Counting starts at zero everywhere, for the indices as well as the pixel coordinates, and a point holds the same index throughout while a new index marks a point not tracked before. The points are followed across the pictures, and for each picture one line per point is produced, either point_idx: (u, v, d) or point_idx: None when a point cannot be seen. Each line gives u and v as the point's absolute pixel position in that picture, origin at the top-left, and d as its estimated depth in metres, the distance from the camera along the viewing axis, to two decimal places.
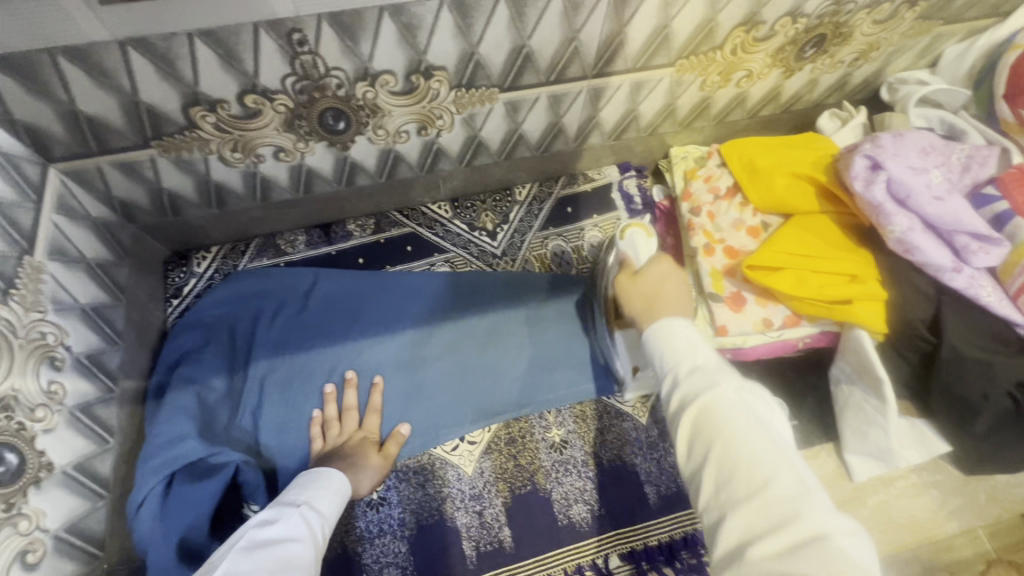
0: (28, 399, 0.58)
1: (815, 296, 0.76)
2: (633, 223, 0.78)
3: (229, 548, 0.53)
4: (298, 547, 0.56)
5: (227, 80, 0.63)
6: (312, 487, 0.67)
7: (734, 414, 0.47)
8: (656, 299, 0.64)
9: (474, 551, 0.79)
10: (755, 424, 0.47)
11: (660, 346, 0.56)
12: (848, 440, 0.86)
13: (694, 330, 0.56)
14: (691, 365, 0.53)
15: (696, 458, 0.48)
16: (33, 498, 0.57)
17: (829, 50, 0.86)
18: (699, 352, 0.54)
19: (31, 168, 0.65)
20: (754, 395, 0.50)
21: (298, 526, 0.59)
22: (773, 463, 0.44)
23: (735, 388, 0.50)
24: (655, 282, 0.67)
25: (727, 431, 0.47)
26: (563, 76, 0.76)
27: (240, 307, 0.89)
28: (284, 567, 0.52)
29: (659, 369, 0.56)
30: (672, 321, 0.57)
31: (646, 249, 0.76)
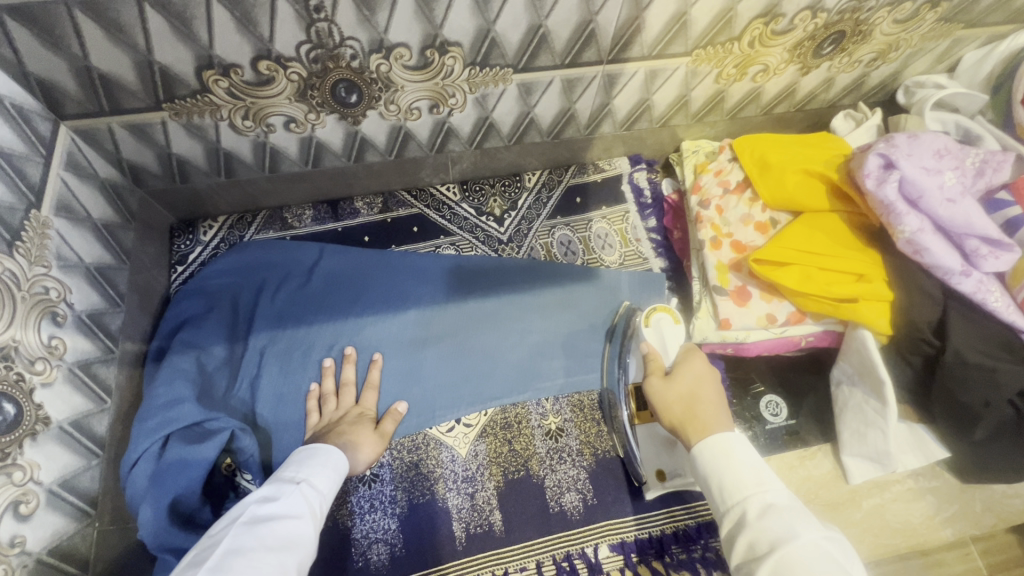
0: (28, 351, 0.58)
1: (820, 293, 0.76)
2: (659, 309, 0.85)
3: (231, 522, 0.54)
4: (300, 523, 0.57)
5: (241, 44, 0.63)
6: (312, 459, 0.67)
7: (818, 575, 0.45)
8: (695, 402, 0.66)
9: (463, 533, 0.79)
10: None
11: (719, 469, 0.56)
12: (846, 440, 0.84)
13: (757, 459, 0.56)
14: (761, 503, 0.52)
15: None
16: (28, 450, 0.57)
17: (848, 48, 0.85)
18: (765, 484, 0.53)
19: (42, 123, 0.65)
20: (845, 554, 0.47)
21: (299, 501, 0.60)
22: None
23: (817, 537, 0.47)
24: (691, 382, 0.70)
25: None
26: (578, 60, 0.76)
27: (244, 277, 0.89)
28: (285, 543, 0.53)
29: (716, 498, 0.55)
30: (727, 439, 0.58)
31: (673, 339, 0.83)
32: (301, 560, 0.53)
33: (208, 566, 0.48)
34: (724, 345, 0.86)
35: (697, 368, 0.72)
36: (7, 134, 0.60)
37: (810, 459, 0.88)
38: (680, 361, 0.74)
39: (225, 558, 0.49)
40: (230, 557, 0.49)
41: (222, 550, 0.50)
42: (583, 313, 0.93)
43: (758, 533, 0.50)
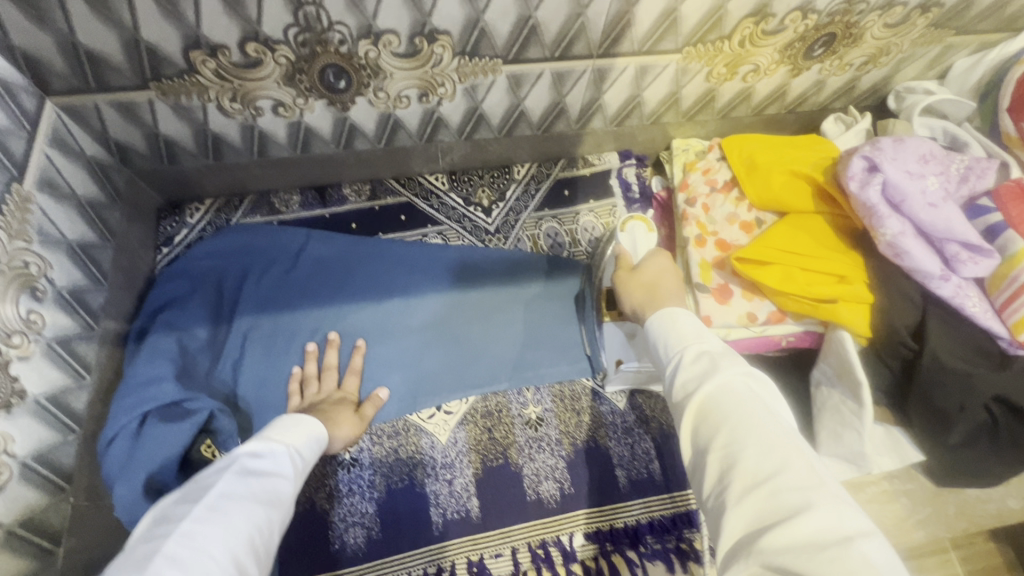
0: (6, 325, 0.58)
1: (801, 293, 0.76)
2: (634, 217, 0.77)
3: (223, 466, 0.54)
4: (285, 482, 0.58)
5: (229, 25, 0.63)
6: (300, 422, 0.68)
7: (741, 402, 0.49)
8: (658, 288, 0.68)
9: (441, 518, 0.79)
10: (764, 412, 0.48)
11: (666, 330, 0.60)
12: (822, 439, 0.85)
13: (698, 322, 0.60)
14: (697, 350, 0.56)
15: (704, 445, 0.49)
16: (3, 422, 0.57)
17: (839, 50, 0.85)
18: (704, 338, 0.57)
19: (28, 99, 0.65)
20: (766, 390, 0.52)
21: (287, 459, 0.61)
22: (782, 446, 0.45)
23: (740, 374, 0.52)
24: (655, 272, 0.70)
25: (737, 416, 0.48)
26: (568, 53, 0.76)
27: (229, 260, 0.89)
28: (271, 500, 0.54)
29: (661, 353, 0.59)
30: (676, 309, 0.62)
31: (645, 245, 0.76)
32: (281, 518, 0.55)
33: (202, 505, 0.49)
34: None
35: (664, 261, 0.72)
36: None
37: None
38: (646, 256, 0.73)
39: (216, 502, 0.50)
40: (221, 502, 0.50)
41: (215, 492, 0.51)
42: (567, 305, 0.93)
43: (691, 373, 0.54)
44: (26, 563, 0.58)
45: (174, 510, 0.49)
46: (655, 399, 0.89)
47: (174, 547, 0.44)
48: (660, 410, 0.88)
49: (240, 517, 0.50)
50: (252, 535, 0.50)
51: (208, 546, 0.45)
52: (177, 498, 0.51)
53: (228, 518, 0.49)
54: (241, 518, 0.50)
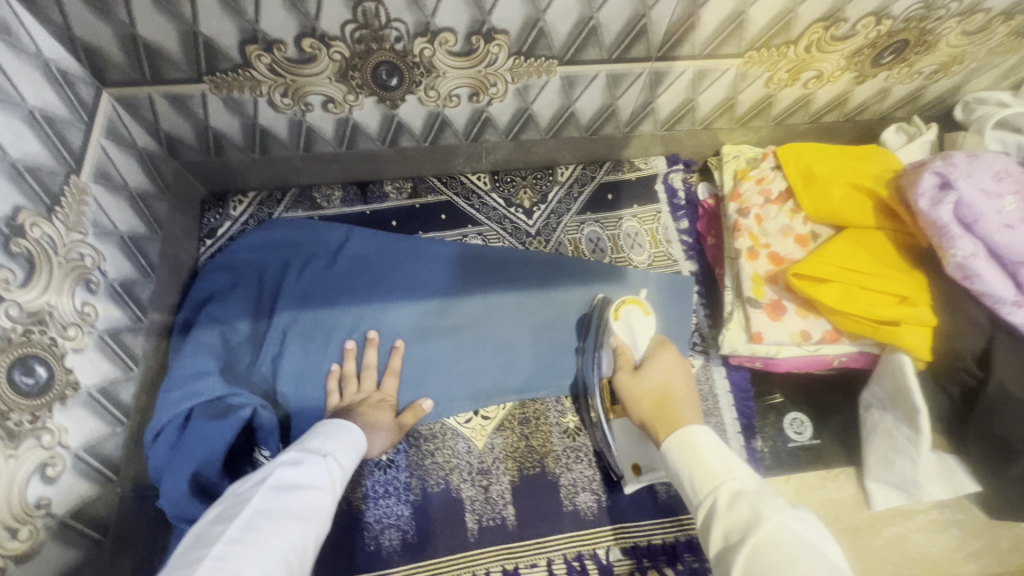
0: (62, 316, 0.59)
1: (861, 313, 0.73)
2: (629, 301, 0.81)
3: (258, 482, 0.55)
4: (320, 497, 0.57)
5: (287, 20, 0.62)
6: (338, 435, 0.67)
7: (791, 549, 0.43)
8: (665, 398, 0.67)
9: (476, 524, 0.78)
10: (815, 560, 0.41)
11: (690, 462, 0.55)
12: (871, 465, 0.82)
13: (726, 447, 0.55)
14: (731, 488, 0.50)
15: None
16: (57, 414, 0.57)
17: (909, 58, 0.81)
18: (734, 472, 0.52)
19: (86, 90, 0.65)
20: (818, 533, 0.45)
21: (323, 472, 0.60)
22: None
23: (788, 517, 0.45)
24: (662, 376, 0.71)
25: (783, 562, 0.42)
26: (626, 56, 0.74)
27: (271, 255, 0.89)
28: (307, 516, 0.54)
29: (688, 493, 0.54)
30: (693, 431, 0.57)
31: (644, 334, 0.79)
32: (317, 535, 0.54)
33: (237, 525, 0.49)
34: (754, 358, 0.84)
35: (666, 360, 0.73)
36: (51, 98, 0.60)
37: (833, 482, 0.85)
38: (649, 354, 0.75)
39: (252, 520, 0.50)
40: (256, 520, 0.50)
41: (250, 510, 0.51)
42: None
43: (729, 514, 0.49)
44: (75, 554, 0.59)
45: (211, 529, 0.49)
46: None
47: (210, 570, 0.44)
48: None
49: (274, 535, 0.49)
50: (288, 554, 0.49)
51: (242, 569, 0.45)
52: (215, 514, 0.52)
53: (262, 537, 0.49)
54: (276, 535, 0.49)
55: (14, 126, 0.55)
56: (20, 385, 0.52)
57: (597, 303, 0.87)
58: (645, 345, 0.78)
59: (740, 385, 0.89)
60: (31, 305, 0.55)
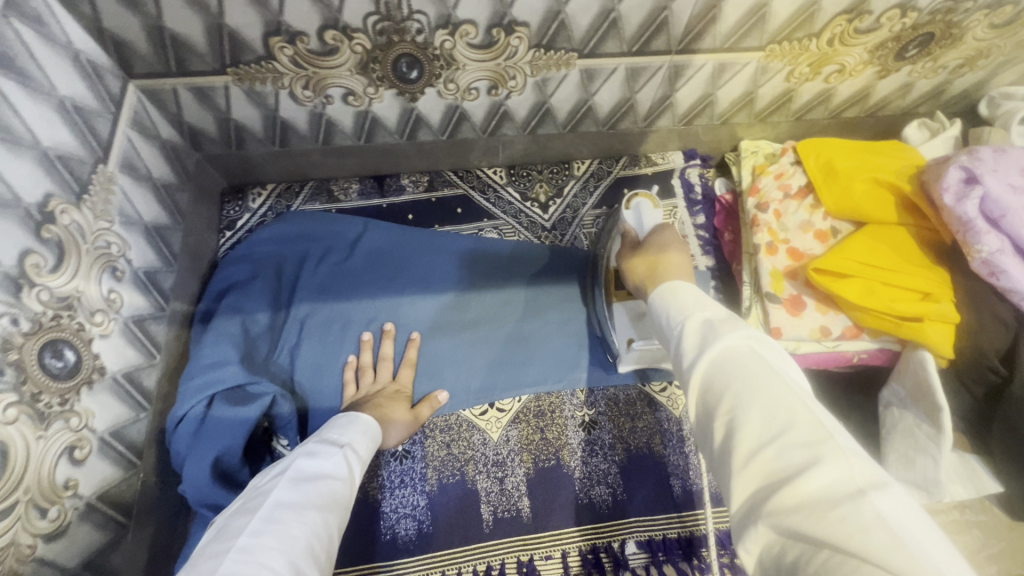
0: (89, 303, 0.60)
1: (883, 308, 0.72)
2: (640, 193, 0.74)
3: (278, 475, 0.55)
4: (339, 487, 0.58)
5: (311, 11, 0.63)
6: (353, 427, 0.67)
7: (745, 364, 0.43)
8: (661, 263, 0.63)
9: (491, 515, 0.79)
10: (771, 374, 0.41)
11: (666, 304, 0.53)
12: (891, 463, 0.81)
13: (699, 291, 0.53)
14: (700, 317, 0.49)
15: (708, 414, 0.43)
16: (84, 398, 0.58)
17: (934, 52, 0.80)
18: (705, 306, 0.50)
19: (113, 81, 0.66)
20: (773, 351, 0.44)
21: (341, 462, 0.61)
22: (787, 406, 0.39)
23: (742, 336, 0.45)
24: (659, 248, 0.66)
25: (743, 383, 0.41)
26: (646, 48, 0.73)
27: (290, 247, 0.90)
28: (327, 505, 0.54)
29: (665, 329, 0.53)
30: (677, 282, 0.55)
31: (653, 220, 0.72)
32: (338, 523, 0.55)
33: (259, 517, 0.50)
34: None
35: (664, 236, 0.67)
36: (81, 89, 0.61)
37: None
38: (653, 231, 0.69)
39: (274, 512, 0.51)
40: (277, 512, 0.51)
41: (271, 502, 0.51)
42: None
43: (694, 339, 0.47)
44: (101, 536, 0.60)
45: (234, 522, 0.50)
46: None
47: (235, 561, 0.45)
48: None
49: (297, 525, 0.50)
50: (312, 542, 0.50)
51: (264, 557, 0.45)
52: (237, 508, 0.53)
53: (286, 527, 0.49)
54: (298, 525, 0.50)
55: (46, 116, 0.56)
56: (50, 368, 0.53)
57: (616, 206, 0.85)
58: (650, 231, 0.71)
59: None
60: (61, 292, 0.56)
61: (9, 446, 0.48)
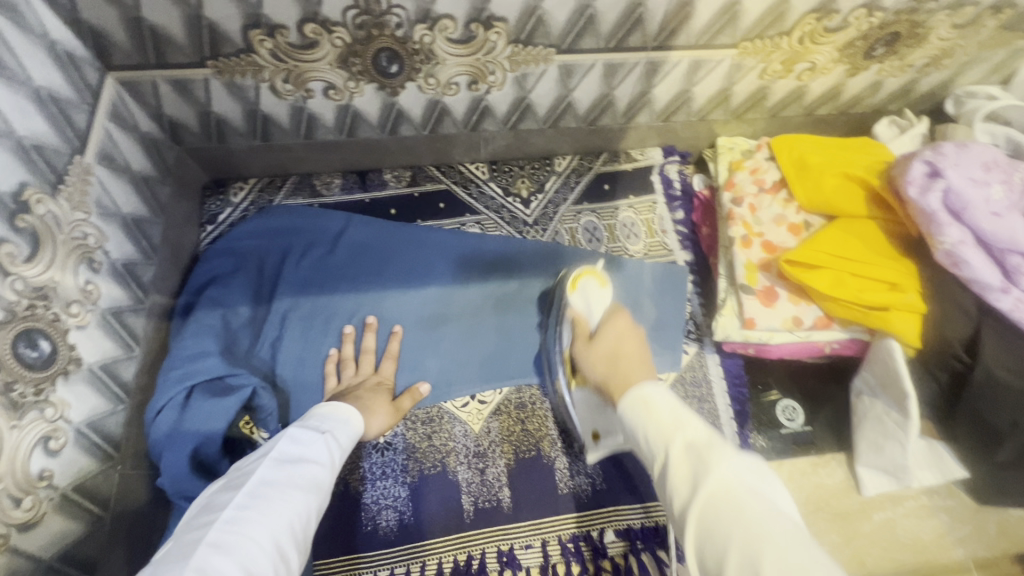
0: (65, 293, 0.60)
1: (851, 298, 0.74)
2: (586, 273, 0.83)
3: (262, 456, 0.57)
4: (322, 471, 0.59)
5: (290, 4, 0.63)
6: (334, 413, 0.68)
7: (744, 499, 0.43)
8: (618, 359, 0.68)
9: (472, 506, 0.79)
10: (767, 519, 0.41)
11: (642, 420, 0.54)
12: (862, 451, 0.83)
13: (675, 400, 0.54)
14: (682, 441, 0.49)
15: (712, 563, 0.42)
16: (60, 388, 0.58)
17: (900, 51, 0.82)
18: (684, 423, 0.51)
19: (90, 72, 0.66)
20: (765, 480, 0.45)
21: (325, 448, 0.62)
22: (801, 564, 0.38)
23: (733, 467, 0.45)
24: (614, 337, 0.71)
25: (745, 522, 0.41)
26: (622, 45, 0.75)
27: (272, 240, 0.90)
28: (310, 487, 0.56)
29: (644, 449, 0.53)
30: (647, 387, 0.56)
31: (600, 302, 0.80)
32: (319, 505, 0.57)
33: (243, 493, 0.52)
34: (747, 345, 0.84)
35: (619, 323, 0.74)
36: (57, 79, 0.60)
37: (824, 468, 0.86)
38: (605, 318, 0.76)
39: (257, 490, 0.52)
40: (261, 490, 0.53)
41: (255, 481, 0.53)
42: None
43: (684, 470, 0.47)
44: (77, 527, 0.60)
45: (219, 497, 0.52)
46: (691, 401, 0.88)
47: (219, 534, 0.47)
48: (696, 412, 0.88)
49: (280, 505, 0.52)
50: (293, 523, 0.52)
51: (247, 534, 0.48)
52: (222, 485, 0.55)
53: (269, 506, 0.51)
54: (281, 505, 0.52)
55: (21, 105, 0.56)
56: (24, 358, 0.53)
57: (560, 276, 0.89)
58: (600, 314, 0.79)
59: (731, 372, 0.90)
60: (36, 281, 0.56)
61: None
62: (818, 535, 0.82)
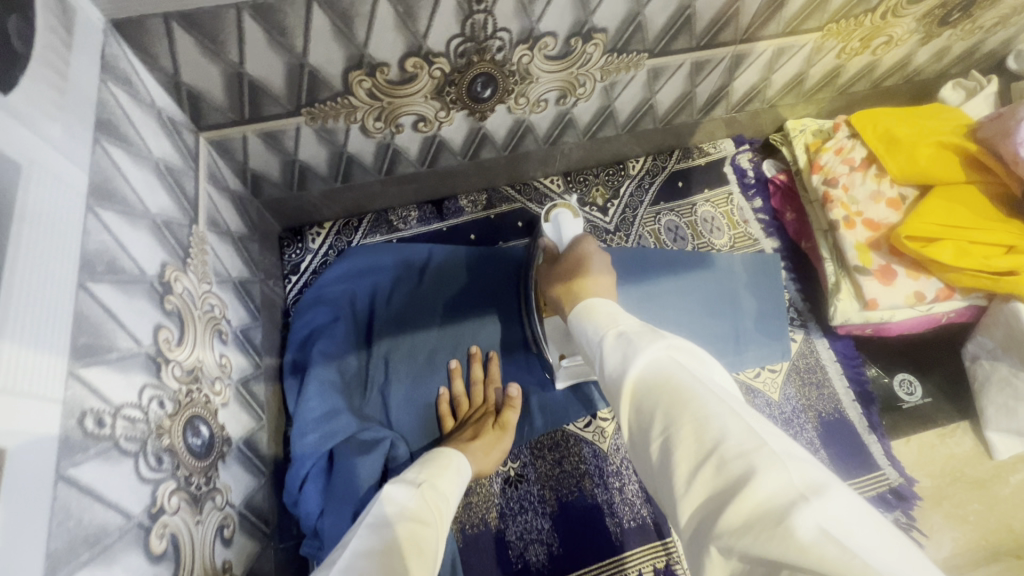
0: (209, 371, 0.56)
1: (975, 267, 0.74)
2: (560, 205, 0.84)
3: (357, 524, 0.50)
4: (426, 532, 0.51)
5: (396, 40, 0.60)
6: (431, 465, 0.62)
7: (669, 373, 0.43)
8: (577, 277, 0.66)
9: (618, 527, 0.78)
10: (695, 381, 0.41)
11: (585, 322, 0.55)
12: (991, 416, 0.83)
13: (615, 307, 0.56)
14: (617, 332, 0.50)
15: (641, 428, 0.43)
16: (222, 472, 0.55)
17: (975, 14, 0.82)
18: (621, 319, 0.52)
19: (188, 135, 0.63)
20: (696, 360, 0.45)
21: (425, 504, 0.54)
22: (718, 414, 0.38)
23: (663, 342, 0.46)
24: (575, 263, 0.69)
25: (672, 393, 0.41)
26: (713, 41, 0.74)
27: (359, 284, 0.87)
28: (414, 550, 0.47)
29: (585, 342, 0.54)
30: (594, 300, 0.58)
31: (571, 229, 0.82)
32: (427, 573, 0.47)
33: (341, 566, 0.43)
34: (865, 325, 0.84)
35: (584, 250, 0.70)
36: (168, 148, 0.57)
37: (951, 437, 0.85)
38: (571, 244, 0.74)
39: (355, 560, 0.44)
40: (360, 559, 0.44)
41: (352, 551, 0.45)
42: (699, 300, 0.93)
43: (617, 355, 0.48)
44: None
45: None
46: (809, 388, 0.87)
47: None
48: (816, 399, 0.87)
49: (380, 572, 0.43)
50: None
51: None
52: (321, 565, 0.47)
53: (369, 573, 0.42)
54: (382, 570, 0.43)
55: (149, 182, 0.53)
56: (192, 448, 0.50)
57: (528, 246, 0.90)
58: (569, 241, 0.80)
59: (845, 353, 0.89)
60: (188, 364, 0.52)
61: (179, 538, 0.45)
62: (961, 506, 0.82)
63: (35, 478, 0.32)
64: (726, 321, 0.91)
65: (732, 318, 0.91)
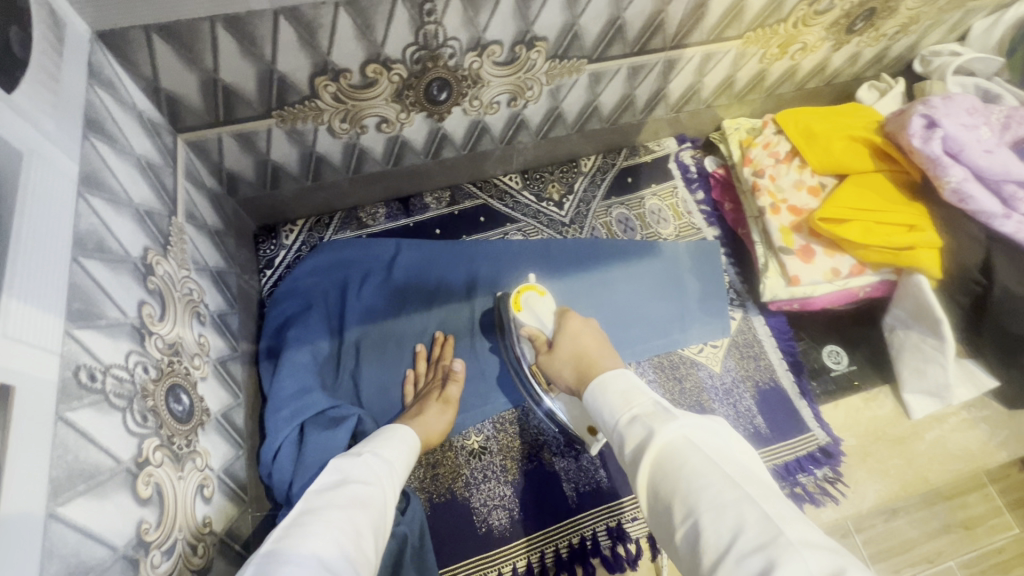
0: (188, 347, 0.62)
1: (880, 244, 0.83)
2: (524, 288, 0.83)
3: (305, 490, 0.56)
4: (369, 490, 0.57)
5: (356, 48, 0.67)
6: (376, 438, 0.67)
7: (688, 459, 0.49)
8: (584, 359, 0.71)
9: (574, 492, 0.84)
10: (711, 467, 0.48)
11: (599, 401, 0.61)
12: (905, 378, 0.92)
13: (627, 380, 0.61)
14: (634, 415, 0.56)
15: (663, 515, 0.49)
16: (202, 438, 0.61)
17: (876, 23, 0.93)
18: (634, 399, 0.58)
19: (166, 136, 0.69)
20: (711, 438, 0.52)
21: (369, 467, 0.60)
22: (734, 505, 0.44)
23: (677, 426, 0.52)
24: (571, 343, 0.74)
25: (692, 482, 0.47)
26: (645, 48, 0.83)
27: (331, 276, 0.93)
28: (354, 505, 0.54)
29: (604, 421, 0.60)
30: (605, 375, 0.63)
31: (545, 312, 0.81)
32: (369, 520, 0.54)
33: (287, 522, 0.50)
34: (792, 300, 0.93)
35: (570, 323, 0.77)
36: (148, 146, 0.63)
37: (874, 401, 0.95)
38: (558, 324, 0.78)
39: (299, 518, 0.51)
40: (304, 517, 0.51)
41: (298, 511, 0.52)
42: (648, 284, 1.01)
43: (636, 434, 0.54)
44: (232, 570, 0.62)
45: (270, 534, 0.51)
46: (748, 360, 0.96)
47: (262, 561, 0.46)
48: (754, 370, 0.95)
49: (322, 524, 0.49)
50: (342, 538, 0.49)
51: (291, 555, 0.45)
52: None
53: (312, 527, 0.49)
54: (324, 523, 0.49)
55: (132, 175, 0.58)
56: (174, 412, 0.55)
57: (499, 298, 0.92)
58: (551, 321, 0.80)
59: (778, 328, 0.98)
60: (168, 338, 0.58)
61: (163, 487, 0.50)
62: (883, 461, 0.90)
63: (39, 413, 0.38)
64: (673, 303, 1.00)
65: (677, 300, 0.99)
